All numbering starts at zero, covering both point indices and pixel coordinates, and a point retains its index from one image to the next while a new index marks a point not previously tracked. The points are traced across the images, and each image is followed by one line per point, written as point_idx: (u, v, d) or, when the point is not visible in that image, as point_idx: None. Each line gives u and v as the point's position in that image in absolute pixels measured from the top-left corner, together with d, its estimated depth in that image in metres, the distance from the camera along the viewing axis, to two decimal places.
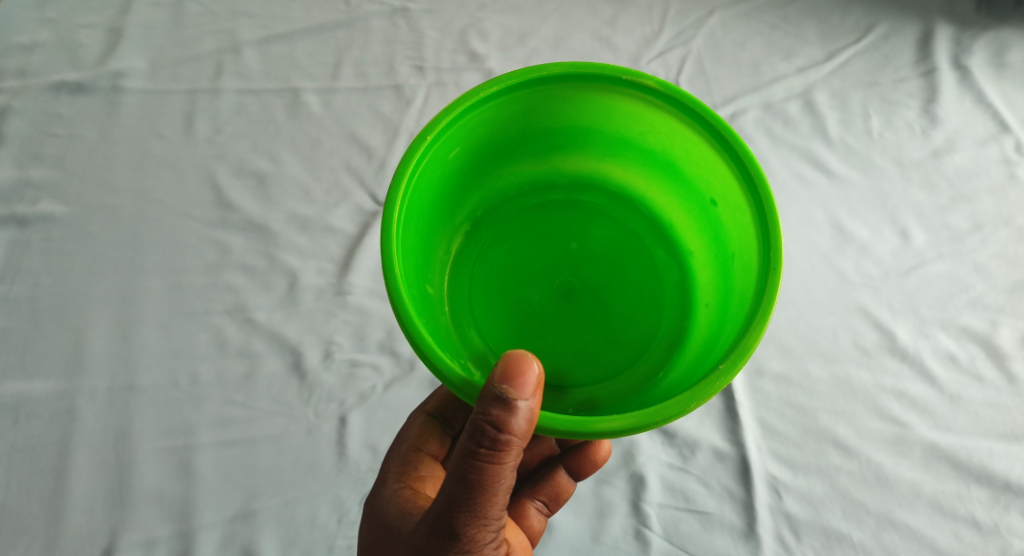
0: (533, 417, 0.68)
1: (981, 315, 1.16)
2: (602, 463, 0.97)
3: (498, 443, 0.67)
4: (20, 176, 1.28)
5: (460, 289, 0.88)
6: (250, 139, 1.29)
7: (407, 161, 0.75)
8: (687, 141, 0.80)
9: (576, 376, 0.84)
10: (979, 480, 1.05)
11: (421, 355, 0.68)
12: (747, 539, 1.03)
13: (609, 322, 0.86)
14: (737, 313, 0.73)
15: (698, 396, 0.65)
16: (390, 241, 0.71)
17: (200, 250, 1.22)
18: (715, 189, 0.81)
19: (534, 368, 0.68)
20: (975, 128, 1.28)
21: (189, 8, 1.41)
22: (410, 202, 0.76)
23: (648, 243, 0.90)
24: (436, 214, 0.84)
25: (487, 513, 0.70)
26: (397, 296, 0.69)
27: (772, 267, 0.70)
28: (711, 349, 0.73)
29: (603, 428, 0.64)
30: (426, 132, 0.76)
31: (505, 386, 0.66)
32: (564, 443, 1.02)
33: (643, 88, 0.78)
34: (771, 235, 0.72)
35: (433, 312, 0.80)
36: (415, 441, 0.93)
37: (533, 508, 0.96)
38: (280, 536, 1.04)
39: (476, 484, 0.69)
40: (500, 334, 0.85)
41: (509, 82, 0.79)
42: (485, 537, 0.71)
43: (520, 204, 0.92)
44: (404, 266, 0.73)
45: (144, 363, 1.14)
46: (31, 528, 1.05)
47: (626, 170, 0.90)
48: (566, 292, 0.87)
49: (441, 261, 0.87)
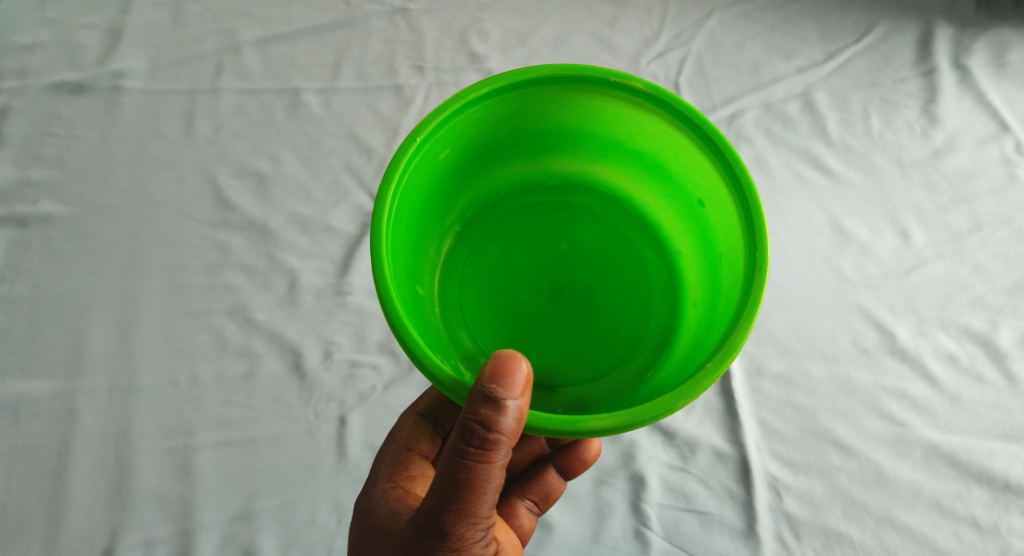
0: (522, 416, 0.68)
1: (981, 315, 1.16)
2: (591, 462, 0.97)
3: (487, 442, 0.67)
4: (20, 176, 1.28)
5: (451, 289, 0.88)
6: (250, 140, 1.29)
7: (397, 162, 0.75)
8: (676, 143, 0.80)
9: (566, 375, 0.84)
10: (979, 480, 1.05)
11: (410, 355, 0.68)
12: (747, 540, 1.03)
13: (599, 323, 0.86)
14: (724, 312, 0.73)
15: (686, 394, 0.65)
16: (379, 242, 0.71)
17: (200, 250, 1.22)
18: (703, 189, 0.81)
19: (522, 367, 0.68)
20: (975, 128, 1.28)
21: (189, 8, 1.41)
22: (400, 203, 0.76)
23: (637, 244, 0.90)
24: (426, 214, 0.84)
25: (476, 511, 0.70)
26: (387, 297, 0.69)
27: (758, 267, 0.70)
28: (699, 348, 0.73)
29: (594, 426, 0.64)
30: (415, 133, 0.76)
31: (494, 385, 0.67)
32: (555, 442, 1.02)
33: (630, 89, 0.78)
34: (758, 236, 0.72)
35: (423, 312, 0.80)
36: (406, 441, 0.93)
37: (523, 507, 0.95)
38: (280, 535, 1.04)
39: (465, 483, 0.69)
40: (490, 335, 0.85)
41: (498, 84, 0.79)
42: (474, 536, 0.71)
43: (511, 205, 0.92)
44: (394, 266, 0.74)
45: (144, 363, 1.14)
46: (32, 528, 1.05)
47: (615, 171, 0.90)
48: (556, 293, 0.87)
49: (431, 262, 0.87)
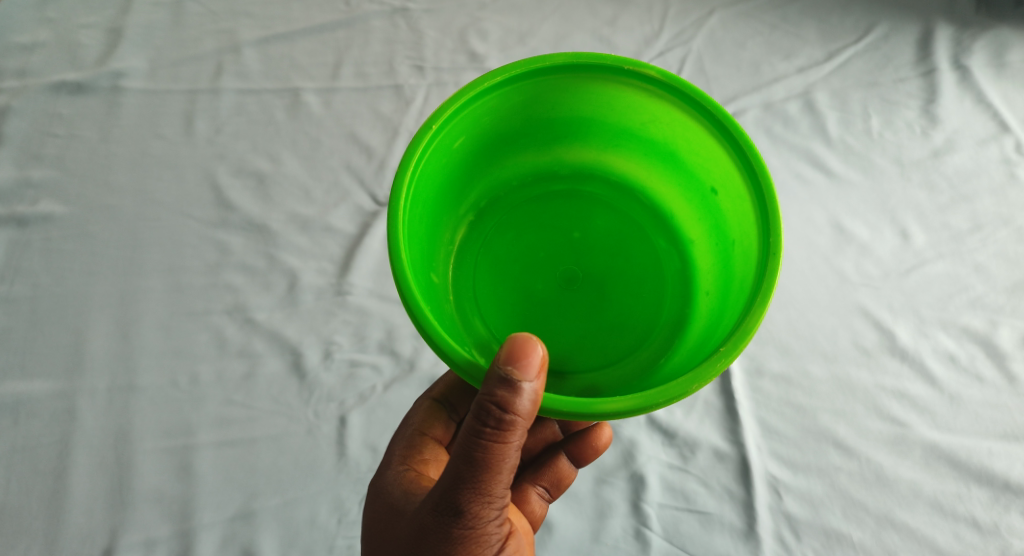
0: (538, 399, 0.68)
1: (981, 314, 1.16)
2: (602, 449, 0.97)
3: (503, 423, 0.67)
4: (19, 176, 1.28)
5: (464, 277, 0.88)
6: (250, 139, 1.29)
7: (413, 150, 0.75)
8: (689, 130, 0.80)
9: (578, 362, 0.84)
10: (979, 480, 1.05)
11: (426, 338, 0.68)
12: (747, 539, 1.03)
13: (612, 310, 0.86)
14: (738, 298, 0.73)
15: (700, 377, 0.65)
16: (396, 227, 0.71)
17: (200, 250, 1.22)
18: (715, 177, 0.81)
19: (538, 350, 0.68)
20: (976, 128, 1.28)
21: (189, 8, 1.41)
22: (415, 190, 0.76)
23: (649, 232, 0.90)
24: (440, 202, 0.84)
25: (491, 490, 0.70)
26: (404, 282, 0.69)
27: (772, 252, 0.70)
28: (713, 333, 0.74)
29: (608, 409, 0.64)
30: (431, 121, 0.76)
31: (510, 366, 0.66)
32: (567, 429, 1.02)
33: (643, 77, 0.78)
34: (771, 220, 0.72)
35: (438, 299, 0.80)
36: (420, 425, 0.93)
37: (534, 493, 0.95)
38: (280, 535, 1.04)
39: (481, 462, 0.68)
40: (504, 323, 0.85)
41: (513, 73, 0.78)
42: (489, 514, 0.71)
43: (523, 194, 0.92)
44: (410, 252, 0.74)
45: (145, 362, 1.14)
46: (32, 528, 1.05)
47: (627, 161, 0.90)
48: (569, 281, 0.87)
49: (446, 249, 0.87)
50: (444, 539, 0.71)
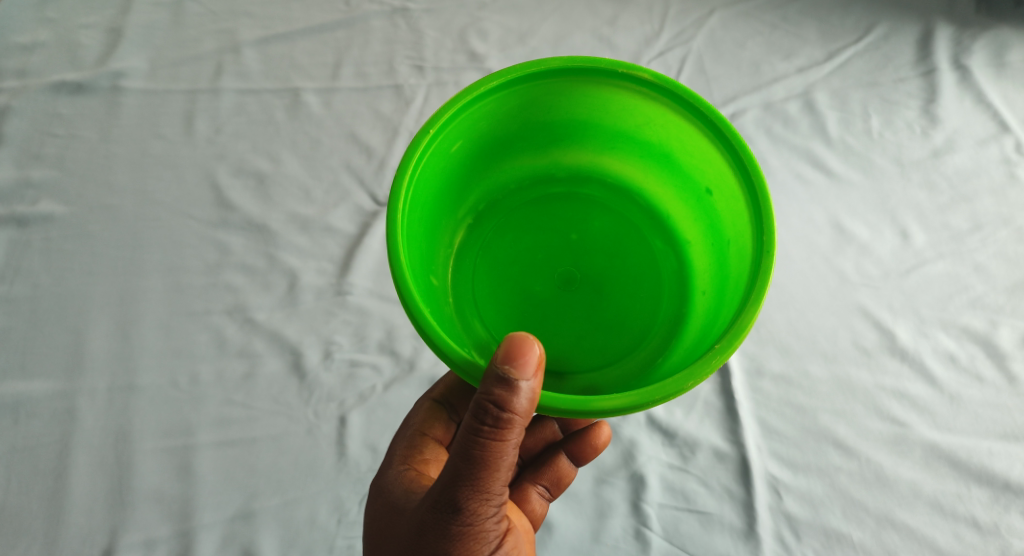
0: (535, 397, 0.68)
1: (981, 314, 1.16)
2: (601, 448, 0.97)
3: (500, 421, 0.67)
4: (19, 176, 1.28)
5: (464, 279, 0.88)
6: (250, 139, 1.29)
7: (412, 154, 0.75)
8: (684, 132, 0.80)
9: (577, 363, 0.84)
10: (979, 480, 1.05)
11: (425, 337, 0.68)
12: (747, 539, 1.03)
13: (609, 311, 0.86)
14: (732, 296, 0.73)
15: (697, 373, 0.65)
16: (395, 229, 0.71)
17: (200, 251, 1.22)
18: (710, 178, 0.81)
19: (535, 350, 0.68)
20: (975, 128, 1.28)
21: (189, 7, 1.41)
22: (414, 193, 0.76)
23: (645, 233, 0.90)
24: (439, 205, 0.84)
25: (489, 488, 0.70)
26: (404, 284, 0.69)
27: (765, 251, 0.70)
28: (709, 332, 0.74)
29: (603, 406, 0.64)
30: (429, 125, 0.76)
31: (508, 365, 0.66)
32: (567, 429, 1.02)
33: (638, 80, 0.78)
34: (764, 220, 0.72)
35: (437, 301, 0.80)
36: (421, 426, 0.93)
37: (534, 492, 0.95)
38: (280, 535, 1.04)
39: (479, 460, 0.69)
40: (503, 324, 0.85)
41: (510, 77, 0.78)
42: (486, 511, 0.71)
43: (522, 197, 0.92)
44: (410, 254, 0.74)
45: (145, 362, 1.14)
46: (32, 528, 1.05)
47: (624, 163, 0.90)
48: (567, 282, 0.87)
49: (445, 251, 0.87)
50: (443, 535, 0.71)
